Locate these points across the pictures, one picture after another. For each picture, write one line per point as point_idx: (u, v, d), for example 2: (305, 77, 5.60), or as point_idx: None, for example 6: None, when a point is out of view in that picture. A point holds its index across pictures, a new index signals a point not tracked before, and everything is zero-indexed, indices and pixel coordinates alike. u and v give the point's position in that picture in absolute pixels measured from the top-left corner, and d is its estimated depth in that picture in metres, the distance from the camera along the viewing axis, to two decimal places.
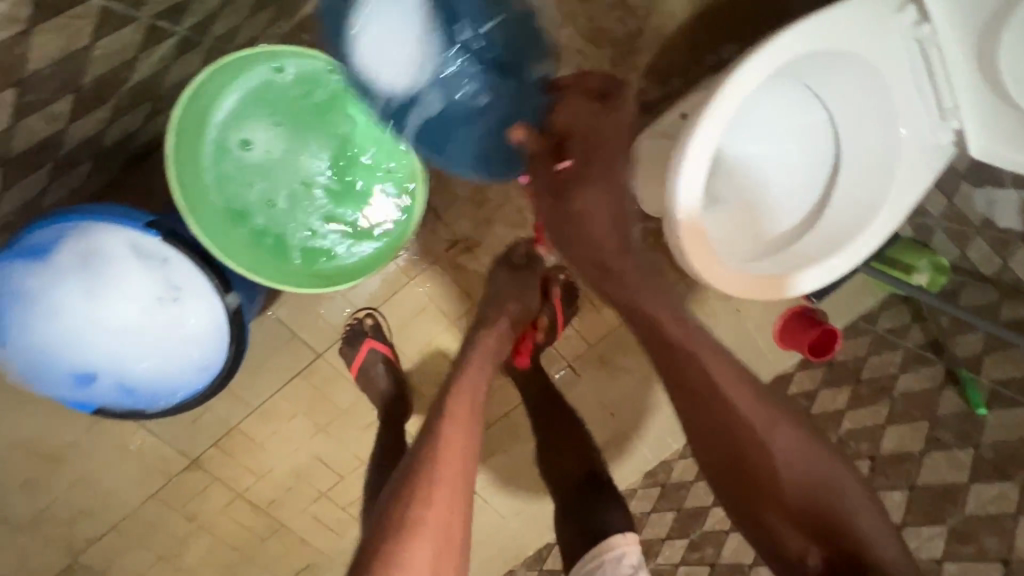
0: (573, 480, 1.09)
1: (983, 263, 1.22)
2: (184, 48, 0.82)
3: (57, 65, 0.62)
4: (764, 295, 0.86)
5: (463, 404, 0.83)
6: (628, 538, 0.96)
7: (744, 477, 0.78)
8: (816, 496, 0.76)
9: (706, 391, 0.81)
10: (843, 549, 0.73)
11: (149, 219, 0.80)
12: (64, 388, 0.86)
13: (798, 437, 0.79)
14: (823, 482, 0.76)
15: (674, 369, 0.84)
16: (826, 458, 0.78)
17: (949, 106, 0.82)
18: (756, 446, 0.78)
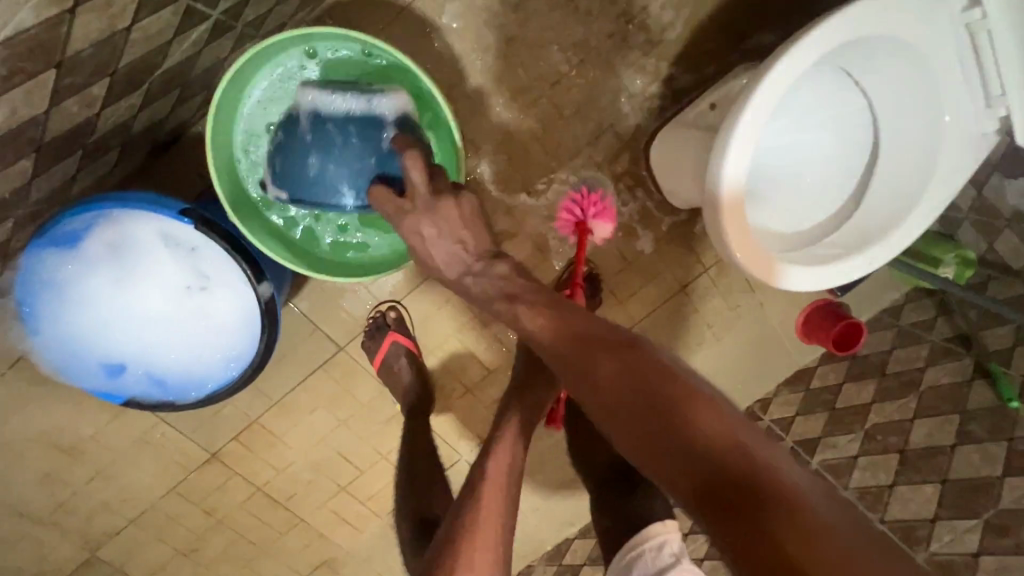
0: (605, 472, 1.09)
1: (1011, 255, 1.21)
2: (216, 32, 0.80)
3: (97, 46, 0.61)
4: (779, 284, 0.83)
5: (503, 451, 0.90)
6: (669, 526, 0.92)
7: (597, 404, 0.70)
8: (653, 395, 0.65)
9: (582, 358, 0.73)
10: (692, 452, 0.60)
11: (182, 207, 0.78)
12: (94, 379, 0.85)
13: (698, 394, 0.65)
14: (637, 392, 0.66)
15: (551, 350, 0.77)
16: (638, 375, 0.67)
17: (997, 94, 0.81)
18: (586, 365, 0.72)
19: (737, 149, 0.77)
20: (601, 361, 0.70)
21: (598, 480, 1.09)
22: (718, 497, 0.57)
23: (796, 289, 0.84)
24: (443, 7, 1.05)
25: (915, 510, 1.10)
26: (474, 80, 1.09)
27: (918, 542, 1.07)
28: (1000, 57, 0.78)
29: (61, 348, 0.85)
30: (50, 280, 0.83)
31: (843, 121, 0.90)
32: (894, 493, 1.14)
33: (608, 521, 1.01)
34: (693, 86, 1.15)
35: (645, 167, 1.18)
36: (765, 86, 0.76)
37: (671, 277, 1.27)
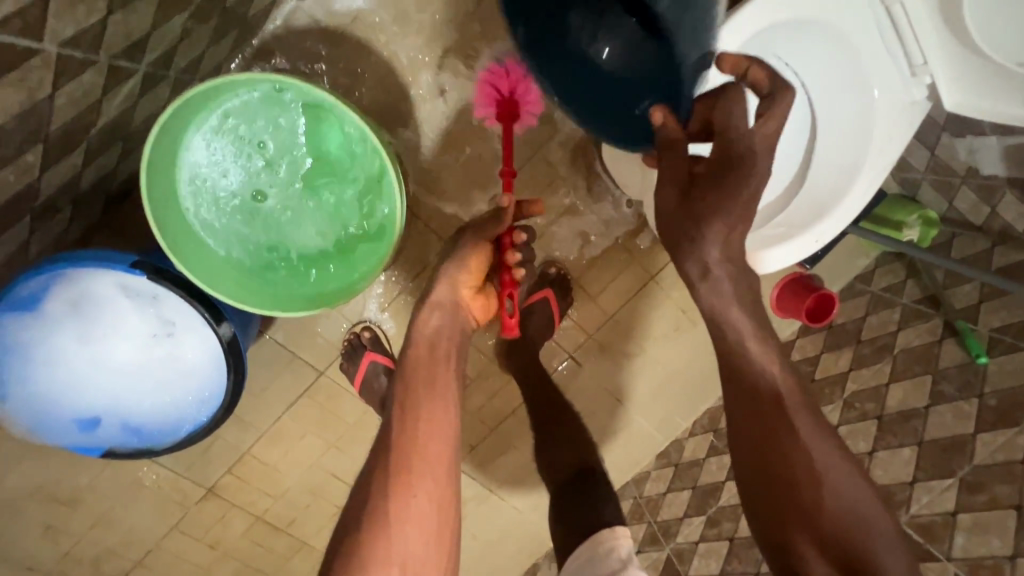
0: (566, 477, 1.09)
1: (971, 212, 1.21)
2: (148, 84, 0.81)
3: (19, 119, 0.62)
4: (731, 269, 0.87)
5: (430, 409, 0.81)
6: (618, 532, 0.94)
7: (777, 470, 0.70)
8: (814, 469, 0.69)
9: (753, 408, 0.71)
10: (847, 556, 0.65)
11: (132, 259, 0.79)
12: (70, 435, 0.87)
13: (841, 462, 0.70)
14: (862, 521, 0.67)
15: (741, 385, 0.72)
16: (836, 453, 0.70)
17: (920, 63, 0.81)
18: (785, 443, 0.70)
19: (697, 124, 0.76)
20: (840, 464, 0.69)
21: (562, 482, 1.09)
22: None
23: (762, 270, 0.87)
24: (378, 30, 1.06)
25: (894, 475, 1.10)
26: (418, 97, 1.10)
27: (898, 505, 1.07)
28: (918, 26, 0.79)
29: (31, 406, 0.87)
30: (14, 343, 0.84)
31: (782, 102, 0.91)
32: (874, 459, 1.14)
33: (569, 524, 1.01)
34: None
35: (597, 161, 1.20)
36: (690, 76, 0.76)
37: (639, 267, 1.28)
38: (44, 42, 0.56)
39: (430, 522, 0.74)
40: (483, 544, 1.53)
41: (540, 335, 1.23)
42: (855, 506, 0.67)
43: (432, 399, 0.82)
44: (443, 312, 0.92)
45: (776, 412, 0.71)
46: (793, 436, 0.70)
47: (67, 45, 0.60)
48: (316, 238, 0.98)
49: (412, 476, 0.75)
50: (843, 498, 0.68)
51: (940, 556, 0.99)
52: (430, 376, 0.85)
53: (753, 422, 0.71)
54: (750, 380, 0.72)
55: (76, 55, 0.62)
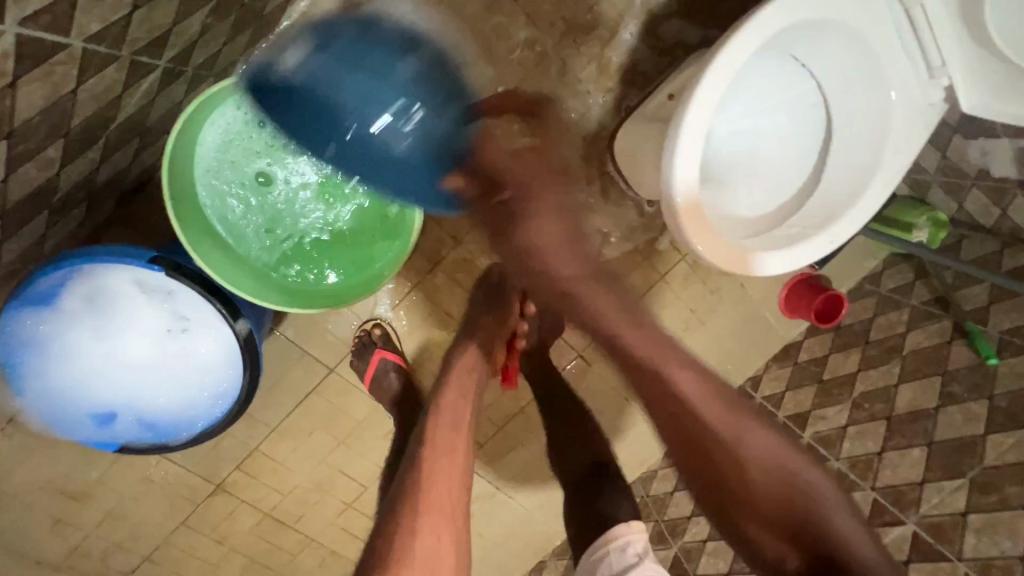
0: (579, 476, 1.08)
1: (981, 214, 1.21)
2: (166, 79, 0.81)
3: (43, 113, 0.62)
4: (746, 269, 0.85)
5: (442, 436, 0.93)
6: (634, 526, 0.96)
7: (703, 453, 0.82)
8: (733, 435, 0.83)
9: (666, 403, 0.85)
10: (770, 501, 0.78)
11: (151, 255, 0.80)
12: (86, 429, 0.88)
13: (753, 429, 0.83)
14: (781, 467, 0.81)
15: (657, 390, 0.86)
16: (738, 415, 0.84)
17: (938, 65, 0.82)
18: (701, 428, 0.82)
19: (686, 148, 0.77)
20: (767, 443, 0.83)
21: (575, 480, 1.09)
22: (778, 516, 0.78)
23: (779, 270, 0.86)
24: None
25: (903, 475, 1.11)
26: None
27: (908, 505, 1.08)
28: (937, 29, 0.80)
29: (48, 400, 0.87)
30: (30, 338, 0.84)
31: (797, 104, 0.92)
32: (883, 460, 1.15)
33: (584, 521, 1.01)
34: (654, 74, 1.17)
35: (609, 160, 1.20)
36: (711, 75, 0.77)
37: (649, 266, 1.28)
38: (71, 37, 0.56)
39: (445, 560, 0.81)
40: (489, 542, 1.54)
41: (550, 332, 1.21)
42: (771, 460, 0.81)
43: (452, 435, 0.94)
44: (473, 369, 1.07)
45: (686, 401, 0.84)
46: (702, 417, 0.83)
47: (93, 40, 0.60)
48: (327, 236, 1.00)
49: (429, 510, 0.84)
50: (761, 454, 0.82)
51: (950, 556, 1.00)
52: (452, 422, 0.96)
53: (670, 417, 0.85)
54: (662, 379, 0.86)
55: (100, 50, 0.62)
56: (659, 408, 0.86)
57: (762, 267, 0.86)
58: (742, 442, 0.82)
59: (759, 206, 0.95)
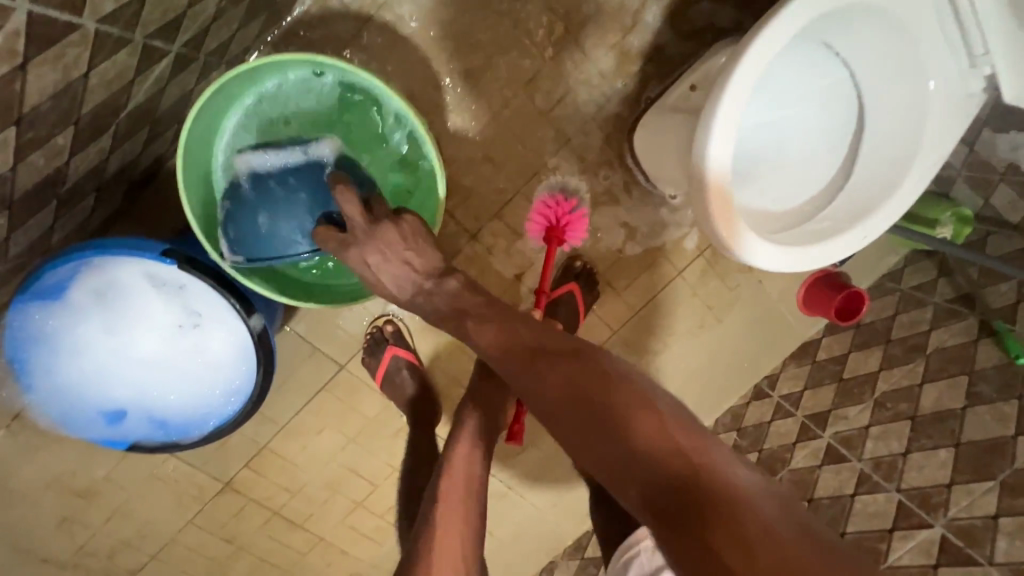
0: None
1: (1008, 210, 1.19)
2: (178, 66, 0.78)
3: (53, 98, 0.59)
4: (779, 264, 0.82)
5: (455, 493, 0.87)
6: None
7: (605, 434, 0.62)
8: (646, 424, 0.61)
9: (572, 376, 0.68)
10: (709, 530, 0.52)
11: (162, 247, 0.77)
12: (96, 427, 0.86)
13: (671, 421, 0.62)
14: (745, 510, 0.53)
15: (561, 360, 0.70)
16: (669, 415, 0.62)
17: (980, 53, 0.80)
18: (603, 402, 0.64)
19: (720, 136, 0.75)
20: (694, 442, 0.59)
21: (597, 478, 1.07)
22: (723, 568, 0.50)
23: (812, 264, 0.83)
24: (407, 15, 1.03)
25: (930, 477, 1.08)
26: (447, 85, 1.07)
27: (936, 508, 1.05)
28: (983, 16, 0.77)
29: (58, 397, 0.85)
30: (39, 333, 0.82)
31: (830, 94, 0.89)
32: (909, 461, 1.12)
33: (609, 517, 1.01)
34: (675, 64, 1.14)
35: (628, 153, 1.17)
36: (749, 58, 0.74)
37: (667, 262, 1.25)
38: (84, 17, 0.54)
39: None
40: (500, 541, 1.51)
41: (567, 328, 1.19)
42: (731, 494, 0.54)
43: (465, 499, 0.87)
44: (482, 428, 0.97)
45: (596, 380, 0.67)
46: (613, 397, 0.64)
47: (106, 21, 0.57)
48: None
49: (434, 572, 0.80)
50: (712, 479, 0.56)
51: (981, 560, 0.97)
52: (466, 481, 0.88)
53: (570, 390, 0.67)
54: (575, 351, 0.72)
55: (113, 32, 0.59)
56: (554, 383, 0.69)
57: (794, 262, 0.83)
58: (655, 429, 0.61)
59: (790, 199, 0.91)
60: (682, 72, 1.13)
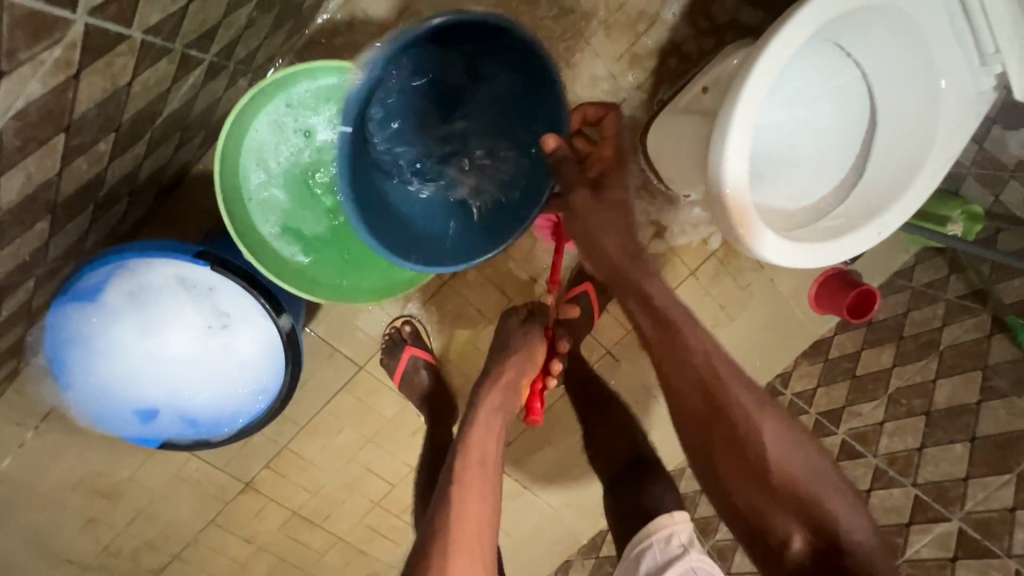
0: (619, 467, 1.07)
1: (1018, 207, 1.20)
2: (211, 74, 0.81)
3: (100, 105, 0.62)
4: (799, 260, 0.84)
5: (473, 471, 0.85)
6: (675, 518, 0.92)
7: (737, 448, 0.78)
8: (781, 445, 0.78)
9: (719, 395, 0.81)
10: (824, 535, 0.72)
11: (196, 249, 0.79)
12: (129, 427, 0.88)
13: (794, 444, 0.78)
14: (848, 527, 0.73)
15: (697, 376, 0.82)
16: (795, 446, 0.78)
17: (991, 52, 0.81)
18: (740, 422, 0.79)
19: (737, 136, 0.76)
20: (811, 468, 0.77)
21: (612, 474, 1.08)
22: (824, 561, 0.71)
23: (831, 259, 0.85)
24: (425, 22, 1.06)
25: (946, 471, 1.08)
26: None
27: (952, 502, 1.05)
28: (992, 15, 0.79)
29: (93, 396, 0.88)
30: (76, 335, 0.85)
31: (841, 93, 0.90)
32: (924, 456, 1.12)
33: (619, 514, 1.00)
34: (687, 68, 1.16)
35: (642, 155, 1.19)
36: (767, 58, 0.75)
37: (680, 262, 1.27)
38: (132, 28, 0.56)
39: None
40: (515, 541, 1.53)
41: (582, 329, 1.21)
42: (842, 515, 0.74)
43: (485, 476, 0.86)
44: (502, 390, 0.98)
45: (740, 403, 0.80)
46: (748, 420, 0.79)
47: (151, 32, 0.60)
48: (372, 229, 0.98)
49: (461, 554, 0.76)
50: (828, 502, 0.74)
51: (1000, 553, 0.98)
52: (484, 456, 0.88)
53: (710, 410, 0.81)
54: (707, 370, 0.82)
55: (157, 42, 0.62)
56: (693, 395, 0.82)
57: (816, 257, 0.84)
58: (783, 453, 0.77)
59: (806, 196, 0.93)
60: (693, 75, 1.15)
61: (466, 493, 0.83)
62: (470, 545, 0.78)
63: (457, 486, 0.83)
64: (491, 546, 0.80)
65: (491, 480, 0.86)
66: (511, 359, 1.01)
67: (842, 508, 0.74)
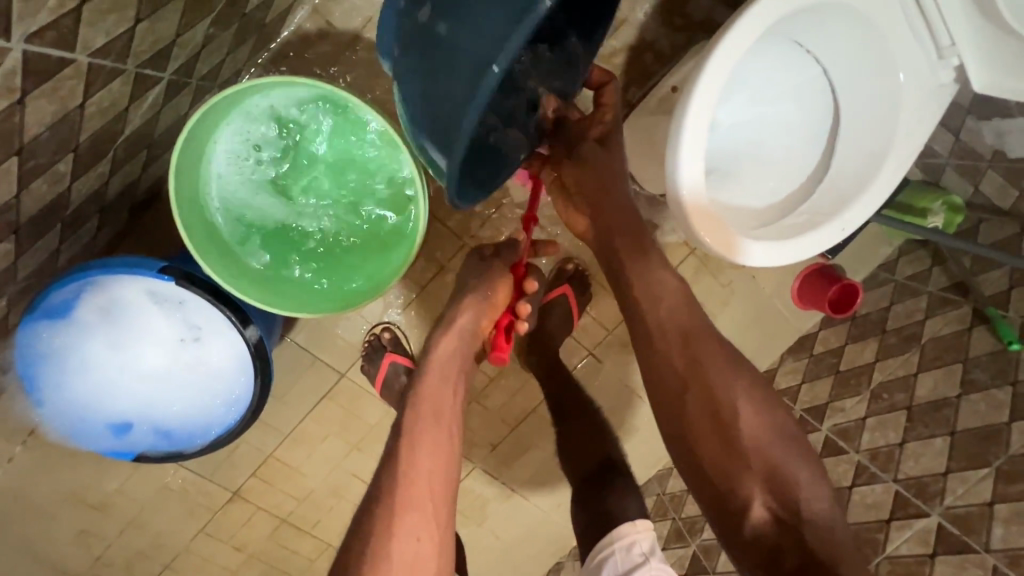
0: (592, 468, 1.07)
1: (998, 197, 1.19)
2: (172, 92, 0.82)
3: (52, 128, 0.63)
4: (759, 258, 0.83)
5: (427, 431, 0.83)
6: (637, 526, 0.93)
7: (714, 410, 0.79)
8: (751, 414, 0.79)
9: (697, 355, 0.81)
10: (787, 505, 0.73)
11: (160, 265, 0.80)
12: (103, 440, 0.88)
13: (763, 413, 0.80)
14: (809, 499, 0.74)
15: (677, 336, 0.82)
16: (766, 414, 0.80)
17: (947, 45, 0.81)
18: (717, 386, 0.80)
19: (691, 137, 0.76)
20: (780, 437, 0.78)
21: (579, 477, 1.08)
22: (784, 530, 0.72)
23: (793, 257, 0.84)
24: None
25: (927, 466, 1.07)
26: None
27: (932, 497, 1.05)
28: (944, 8, 0.79)
29: (65, 412, 0.88)
30: (48, 351, 0.86)
31: (803, 90, 0.90)
32: (905, 451, 1.12)
33: (587, 516, 1.00)
34: (658, 67, 1.16)
35: None
36: (718, 58, 0.76)
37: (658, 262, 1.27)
38: (76, 52, 0.57)
39: (430, 564, 0.75)
40: (505, 544, 1.53)
41: (560, 332, 1.22)
42: (808, 488, 0.75)
43: (437, 428, 0.84)
44: (460, 340, 0.93)
45: (718, 366, 0.81)
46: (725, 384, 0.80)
47: (98, 54, 0.61)
48: (329, 241, 0.99)
49: (408, 515, 0.76)
50: (793, 473, 0.76)
51: (978, 548, 0.96)
52: (436, 409, 0.86)
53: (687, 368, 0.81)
54: (687, 332, 0.83)
55: (105, 64, 0.63)
56: (675, 351, 0.82)
57: (776, 255, 0.84)
58: (754, 421, 0.78)
59: (768, 195, 0.92)
60: (663, 75, 1.15)
61: (417, 450, 0.81)
62: (420, 502, 0.78)
63: (404, 440, 0.82)
64: (444, 504, 0.79)
65: (446, 434, 0.85)
66: (469, 301, 0.95)
67: (806, 477, 0.76)
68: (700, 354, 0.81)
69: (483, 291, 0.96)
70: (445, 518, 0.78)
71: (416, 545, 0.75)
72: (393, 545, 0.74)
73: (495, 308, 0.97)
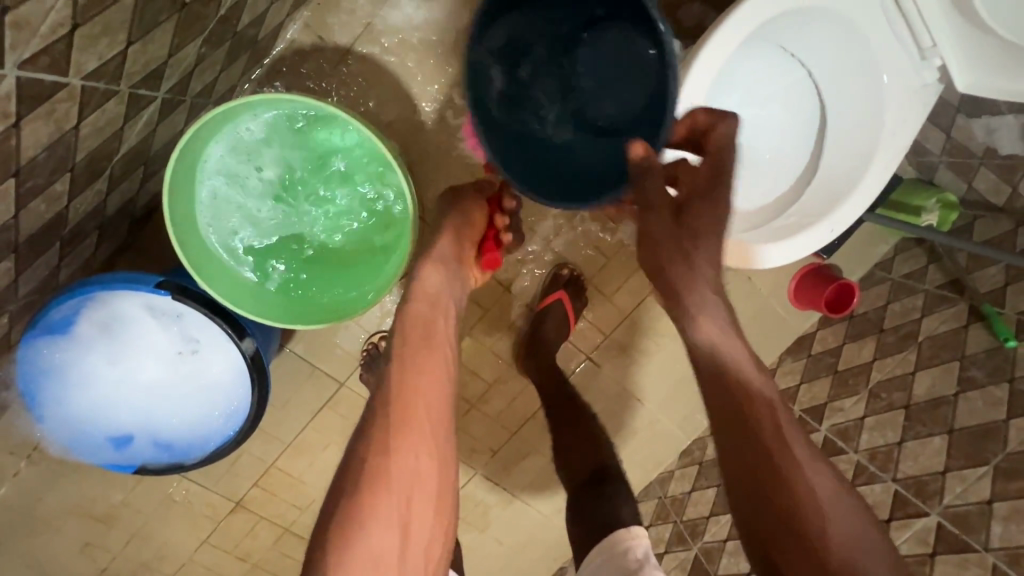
0: (588, 474, 1.08)
1: (992, 194, 1.18)
2: (166, 110, 0.84)
3: (48, 149, 0.64)
4: (745, 261, 0.84)
5: (423, 366, 0.75)
6: (633, 532, 0.93)
7: (782, 506, 0.58)
8: (835, 519, 0.57)
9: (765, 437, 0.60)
10: None
11: (157, 279, 0.82)
12: (104, 454, 0.90)
13: (849, 514, 0.58)
14: None
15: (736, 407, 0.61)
16: (854, 519, 0.58)
17: (929, 46, 0.82)
18: (790, 477, 0.58)
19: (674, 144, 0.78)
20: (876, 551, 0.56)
21: (574, 483, 1.08)
22: None
23: (781, 259, 0.85)
24: (381, 43, 1.08)
25: (925, 465, 1.07)
26: (424, 108, 1.11)
27: (931, 496, 1.04)
28: (923, 10, 0.80)
29: (67, 425, 0.90)
30: (49, 367, 0.87)
31: (789, 93, 0.91)
32: (904, 450, 1.11)
33: (583, 522, 1.00)
34: None
35: None
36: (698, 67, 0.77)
37: None
38: (69, 76, 0.59)
39: (430, 482, 0.70)
40: (508, 550, 1.53)
41: (556, 338, 1.23)
42: None
43: (430, 350, 0.77)
44: (444, 266, 0.85)
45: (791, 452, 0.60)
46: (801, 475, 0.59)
47: (91, 77, 0.62)
48: (317, 254, 1.01)
49: (409, 431, 0.70)
50: None
51: (978, 547, 0.96)
52: (427, 327, 0.79)
53: (749, 452, 0.60)
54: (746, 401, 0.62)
55: (99, 86, 0.65)
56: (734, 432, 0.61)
57: (762, 259, 0.85)
58: (841, 530, 0.56)
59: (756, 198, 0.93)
60: None
61: (410, 404, 0.72)
62: (418, 422, 0.71)
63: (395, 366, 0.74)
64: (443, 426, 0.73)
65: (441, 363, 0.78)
66: (448, 221, 0.91)
67: None
68: (760, 426, 0.60)
69: (461, 211, 0.94)
70: (447, 435, 0.73)
71: (415, 480, 0.69)
72: (394, 473, 0.68)
73: (475, 225, 0.94)
